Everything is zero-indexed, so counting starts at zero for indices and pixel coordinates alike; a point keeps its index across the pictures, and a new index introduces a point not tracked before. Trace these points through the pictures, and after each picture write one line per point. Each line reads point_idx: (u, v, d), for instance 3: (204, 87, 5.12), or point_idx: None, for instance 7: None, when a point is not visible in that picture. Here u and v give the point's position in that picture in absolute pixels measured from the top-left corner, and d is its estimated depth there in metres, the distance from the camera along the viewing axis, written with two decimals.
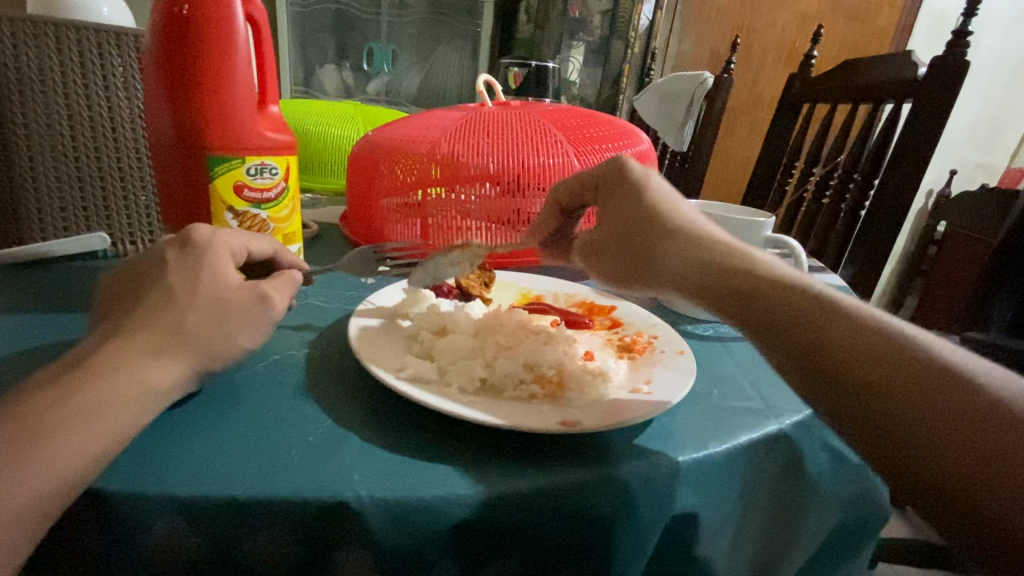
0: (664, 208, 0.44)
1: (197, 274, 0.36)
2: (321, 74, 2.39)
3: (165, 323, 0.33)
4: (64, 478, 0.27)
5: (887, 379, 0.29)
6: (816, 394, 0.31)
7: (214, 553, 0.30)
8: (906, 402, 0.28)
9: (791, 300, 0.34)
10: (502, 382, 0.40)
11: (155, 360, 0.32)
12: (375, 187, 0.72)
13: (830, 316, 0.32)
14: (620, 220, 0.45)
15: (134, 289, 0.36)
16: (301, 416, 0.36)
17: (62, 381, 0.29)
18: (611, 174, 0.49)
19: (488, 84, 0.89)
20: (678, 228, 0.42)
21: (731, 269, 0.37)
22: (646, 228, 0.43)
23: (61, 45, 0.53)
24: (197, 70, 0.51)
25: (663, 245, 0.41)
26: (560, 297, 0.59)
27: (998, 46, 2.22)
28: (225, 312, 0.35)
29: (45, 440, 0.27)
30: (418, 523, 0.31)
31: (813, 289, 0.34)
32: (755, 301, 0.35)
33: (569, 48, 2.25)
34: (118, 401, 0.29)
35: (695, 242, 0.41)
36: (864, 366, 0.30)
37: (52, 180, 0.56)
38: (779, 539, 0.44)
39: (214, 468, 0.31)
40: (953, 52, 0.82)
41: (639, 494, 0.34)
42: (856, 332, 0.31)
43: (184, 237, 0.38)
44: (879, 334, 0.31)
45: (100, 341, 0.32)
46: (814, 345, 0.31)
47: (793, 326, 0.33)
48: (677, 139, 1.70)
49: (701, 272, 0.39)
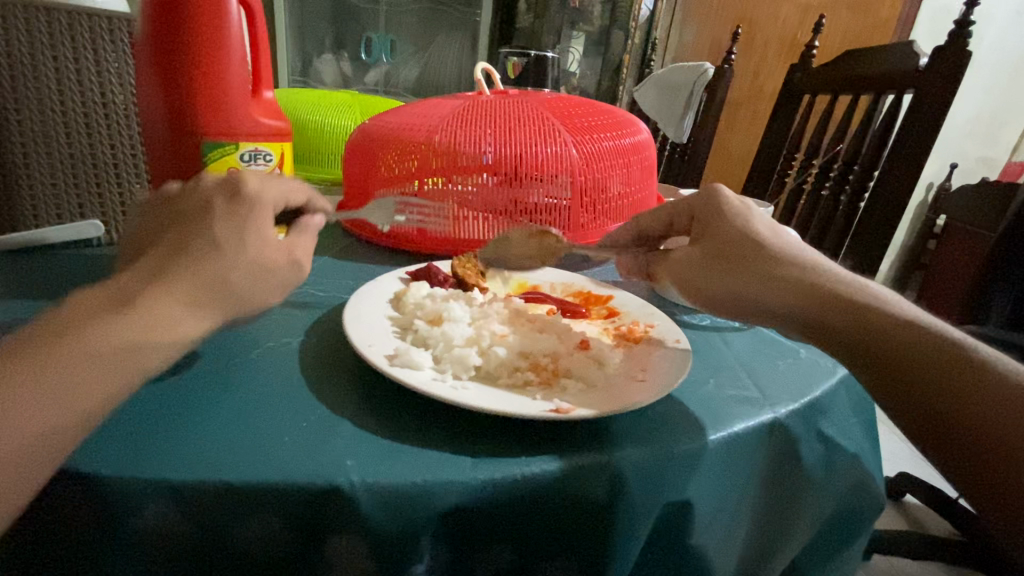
0: (773, 237, 0.44)
1: (246, 231, 0.35)
2: (320, 64, 2.37)
3: (206, 273, 0.32)
4: (81, 411, 0.27)
5: (987, 416, 0.33)
6: (945, 452, 0.34)
7: (204, 538, 0.30)
8: (1017, 449, 0.32)
9: (910, 345, 0.36)
10: (496, 369, 0.40)
11: (185, 306, 0.31)
12: (372, 176, 0.71)
13: (949, 364, 0.35)
14: (721, 243, 0.44)
15: (170, 229, 0.35)
16: (293, 402, 0.36)
17: (92, 317, 0.29)
18: (704, 203, 0.48)
19: (489, 73, 0.87)
20: (791, 257, 0.42)
21: (845, 307, 0.39)
22: (754, 253, 0.42)
23: (53, 29, 0.53)
24: (189, 57, 0.51)
25: (774, 270, 0.41)
26: (557, 287, 0.58)
27: (1001, 39, 2.21)
28: (268, 271, 0.35)
29: (78, 367, 0.27)
30: (410, 509, 0.31)
31: (931, 335, 0.37)
32: (873, 345, 0.37)
33: (569, 38, 2.24)
34: (145, 342, 0.29)
35: (804, 280, 0.40)
36: (977, 412, 0.33)
37: (45, 166, 0.56)
38: (774, 529, 0.45)
39: (206, 454, 0.30)
40: (954, 42, 0.81)
41: (633, 482, 0.34)
42: (973, 382, 0.34)
43: (233, 184, 0.37)
44: (996, 382, 0.34)
45: (127, 279, 0.31)
46: (920, 381, 0.35)
47: (919, 378, 0.35)
48: (677, 132, 1.67)
49: (819, 314, 0.39)
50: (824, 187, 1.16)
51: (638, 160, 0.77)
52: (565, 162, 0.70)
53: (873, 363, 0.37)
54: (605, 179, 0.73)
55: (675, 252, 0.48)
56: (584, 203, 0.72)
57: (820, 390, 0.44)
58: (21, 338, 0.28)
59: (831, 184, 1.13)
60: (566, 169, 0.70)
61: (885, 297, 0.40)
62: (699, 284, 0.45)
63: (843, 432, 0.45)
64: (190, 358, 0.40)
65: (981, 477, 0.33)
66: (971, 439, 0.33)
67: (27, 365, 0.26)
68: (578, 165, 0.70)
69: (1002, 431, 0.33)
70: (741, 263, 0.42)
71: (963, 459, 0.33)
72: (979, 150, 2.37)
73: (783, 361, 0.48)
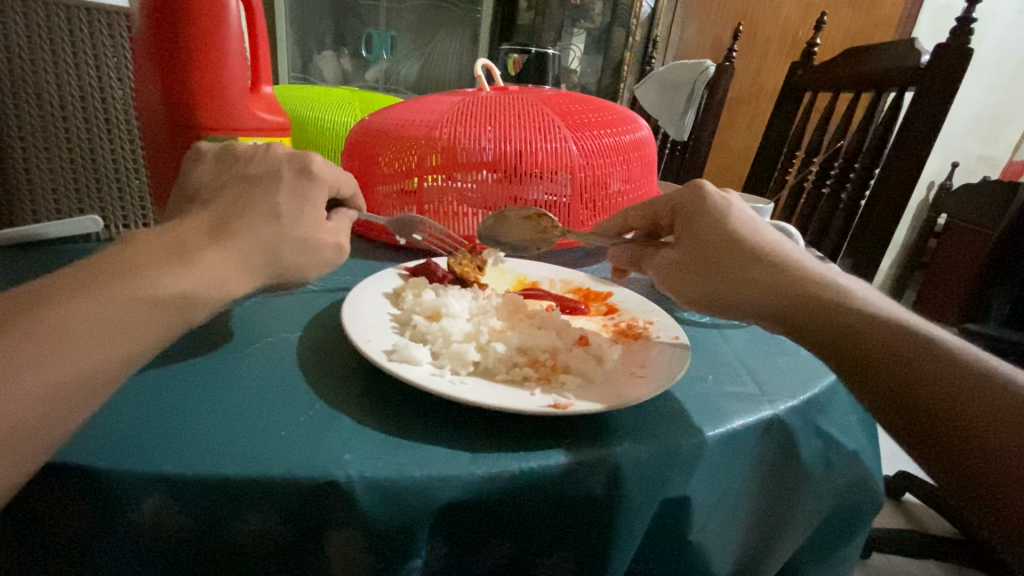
0: (746, 231, 0.45)
1: (304, 207, 0.40)
2: (320, 60, 2.36)
3: (265, 240, 0.37)
4: (143, 345, 0.30)
5: (949, 398, 0.32)
6: (912, 437, 0.33)
7: (202, 531, 0.30)
8: (973, 429, 0.31)
9: (873, 328, 0.36)
10: (494, 365, 0.40)
11: (241, 264, 0.35)
12: (372, 172, 0.72)
13: (912, 347, 0.35)
14: (697, 242, 0.46)
15: (233, 191, 0.39)
16: (291, 397, 0.36)
17: (160, 261, 0.32)
18: (686, 199, 0.49)
19: (489, 70, 0.85)
20: (763, 250, 0.43)
21: (810, 297, 0.39)
22: (725, 250, 0.44)
23: (52, 24, 0.53)
24: (189, 53, 0.51)
25: (743, 264, 0.43)
26: (556, 284, 0.58)
27: (1004, 37, 2.20)
28: (315, 248, 0.40)
29: (149, 302, 0.30)
30: (408, 502, 0.30)
31: (894, 324, 0.36)
32: (833, 326, 0.37)
33: (570, 35, 2.23)
34: (207, 289, 0.32)
35: (777, 274, 0.41)
36: (939, 390, 0.33)
37: (44, 163, 0.56)
38: (772, 526, 0.45)
39: (202, 448, 0.30)
40: (957, 39, 0.81)
41: (630, 478, 0.34)
42: (935, 364, 0.33)
43: (305, 160, 0.42)
44: (960, 365, 0.33)
45: (190, 232, 0.35)
46: (882, 366, 0.35)
47: (882, 362, 0.35)
48: (679, 130, 1.66)
49: (783, 303, 0.40)
50: (825, 185, 1.15)
51: (638, 156, 0.77)
52: (565, 159, 0.70)
53: (834, 345, 0.37)
54: (605, 176, 0.73)
55: (661, 254, 0.51)
56: (583, 200, 0.72)
57: (819, 386, 0.44)
58: (101, 266, 0.31)
59: (831, 182, 1.13)
60: (566, 165, 0.70)
61: (855, 290, 0.40)
62: (678, 284, 0.48)
63: (842, 429, 0.45)
64: (189, 353, 0.39)
65: (945, 456, 0.31)
66: (934, 417, 0.32)
67: (104, 292, 0.29)
68: (577, 162, 0.70)
69: (963, 410, 0.32)
70: (714, 260, 0.45)
71: (926, 438, 0.32)
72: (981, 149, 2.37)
73: (783, 358, 0.48)
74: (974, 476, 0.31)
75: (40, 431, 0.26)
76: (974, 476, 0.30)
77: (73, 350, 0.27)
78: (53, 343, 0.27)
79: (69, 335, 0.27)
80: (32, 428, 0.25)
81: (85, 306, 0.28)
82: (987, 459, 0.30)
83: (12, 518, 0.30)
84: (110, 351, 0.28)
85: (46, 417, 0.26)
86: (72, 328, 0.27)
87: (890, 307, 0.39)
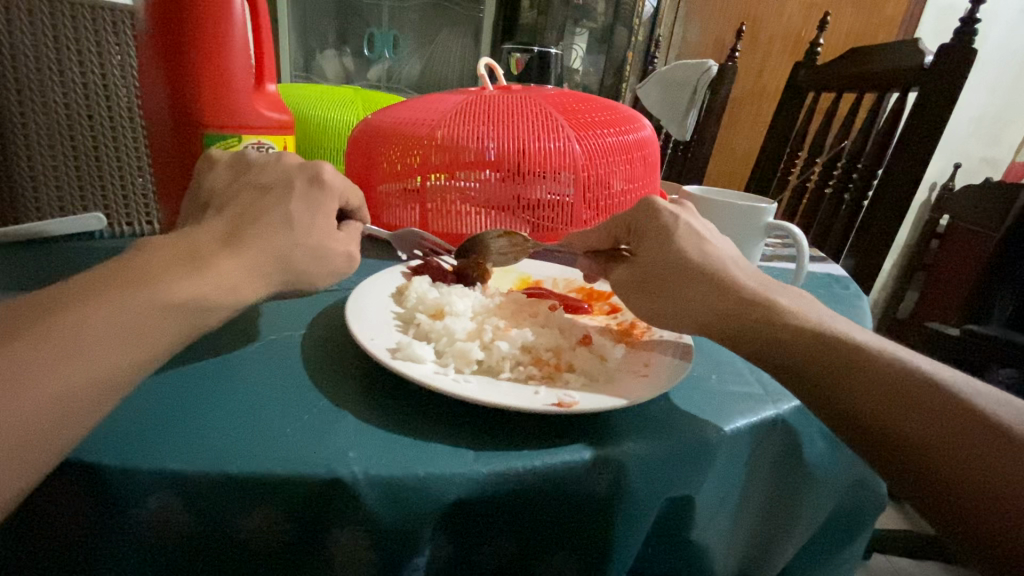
0: (697, 252, 0.44)
1: (316, 215, 0.40)
2: (323, 59, 2.35)
3: (277, 248, 0.37)
4: (154, 351, 0.30)
5: (899, 417, 0.33)
6: (878, 457, 0.34)
7: (209, 528, 0.30)
8: (933, 446, 0.31)
9: (831, 352, 0.36)
10: (498, 364, 0.40)
11: (249, 267, 0.35)
12: (374, 171, 0.72)
13: (872, 372, 0.35)
14: (651, 259, 0.45)
15: (244, 196, 0.39)
16: (298, 395, 0.36)
17: (172, 268, 0.32)
18: (641, 217, 0.48)
19: (489, 68, 0.84)
20: (717, 270, 0.43)
21: (759, 316, 0.39)
22: (681, 269, 0.43)
23: (56, 22, 0.53)
24: (195, 51, 0.51)
25: (700, 286, 0.42)
26: (559, 283, 0.58)
27: (1007, 38, 2.20)
28: (323, 255, 0.40)
29: (157, 309, 0.30)
30: (413, 500, 0.30)
31: (844, 345, 0.36)
32: (791, 353, 0.37)
33: (573, 35, 2.24)
34: (217, 295, 0.32)
35: (726, 294, 0.41)
36: (902, 415, 0.33)
37: (48, 160, 0.56)
38: (776, 524, 0.44)
39: (206, 445, 0.30)
40: (961, 39, 0.81)
41: (633, 476, 0.34)
42: (896, 388, 0.34)
43: (316, 170, 0.42)
44: (919, 387, 0.33)
45: (204, 240, 0.35)
46: (837, 389, 0.35)
47: (834, 384, 0.35)
48: (682, 130, 1.65)
49: (732, 324, 0.40)
50: (829, 186, 1.15)
51: (641, 155, 0.77)
52: (568, 157, 0.70)
53: (795, 376, 0.37)
54: (608, 175, 0.72)
55: (615, 269, 0.48)
56: (586, 199, 0.72)
57: None
58: (108, 272, 0.31)
59: (835, 182, 1.12)
60: (568, 164, 0.70)
61: (811, 310, 0.40)
62: (627, 301, 0.45)
63: None
64: (196, 351, 0.39)
65: (921, 481, 0.32)
66: (903, 443, 0.32)
67: (116, 299, 0.29)
68: (580, 161, 0.70)
69: (930, 435, 0.32)
70: (668, 280, 0.43)
71: (900, 467, 0.32)
72: (984, 150, 2.36)
73: None
74: (941, 500, 0.31)
75: (52, 439, 0.26)
76: (950, 502, 0.31)
77: (84, 357, 0.27)
78: (65, 350, 0.27)
79: (82, 342, 0.27)
80: (45, 435, 0.25)
81: (98, 312, 0.28)
82: (960, 484, 0.30)
83: (18, 516, 0.30)
84: (120, 358, 0.28)
85: (59, 424, 0.26)
86: (85, 335, 0.27)
87: (844, 324, 0.39)
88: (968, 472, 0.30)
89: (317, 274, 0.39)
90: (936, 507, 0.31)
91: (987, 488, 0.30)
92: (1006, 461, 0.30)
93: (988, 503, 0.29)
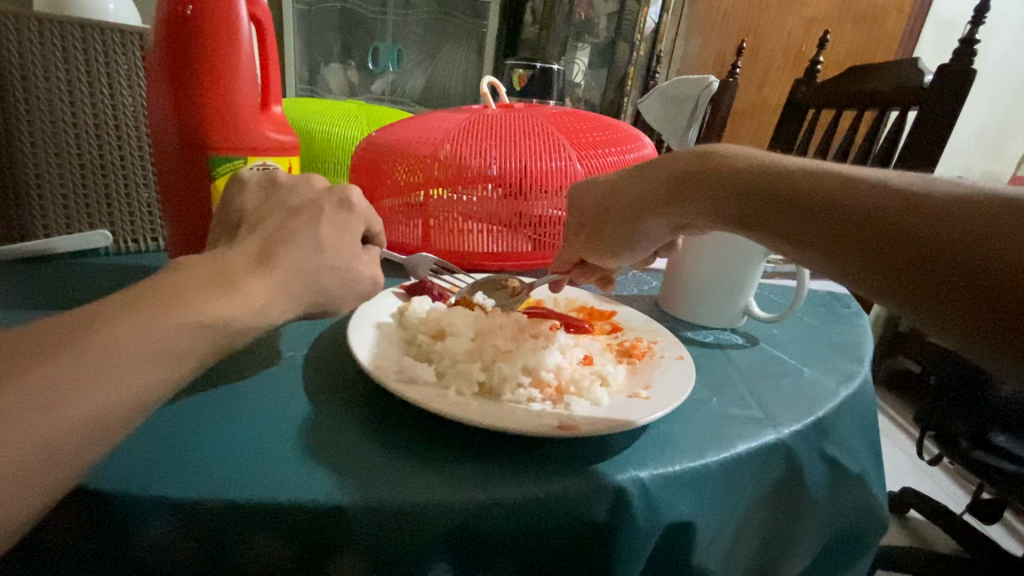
0: (643, 165, 0.47)
1: (343, 238, 0.41)
2: (326, 71, 2.36)
3: (302, 269, 0.37)
4: (178, 373, 0.29)
5: (854, 210, 0.31)
6: (847, 254, 0.31)
7: (208, 556, 0.30)
8: (892, 226, 0.30)
9: (804, 176, 0.34)
10: (500, 385, 0.40)
11: (268, 284, 0.35)
12: (376, 187, 0.72)
13: (841, 187, 0.32)
14: (604, 198, 0.49)
15: (273, 218, 0.39)
16: (303, 421, 0.36)
17: (201, 288, 0.32)
18: (585, 186, 0.52)
19: (494, 89, 0.83)
20: (662, 159, 0.45)
21: (706, 171, 0.40)
22: (627, 193, 0.47)
23: (66, 44, 0.53)
24: (203, 76, 0.52)
25: (651, 182, 0.44)
26: (560, 302, 0.59)
27: (1006, 54, 2.21)
28: (349, 278, 0.40)
29: (181, 324, 0.29)
30: (412, 526, 0.31)
31: (786, 171, 0.36)
32: (746, 192, 0.37)
33: (575, 49, 2.27)
34: (245, 316, 0.32)
35: (677, 172, 0.42)
36: (879, 211, 0.30)
37: (54, 177, 0.57)
38: (777, 548, 0.44)
39: (212, 473, 0.31)
40: (961, 59, 0.82)
41: (635, 503, 0.34)
42: (867, 192, 0.31)
43: (344, 195, 0.43)
44: (873, 180, 0.32)
45: (229, 258, 0.35)
46: (786, 206, 0.34)
47: (781, 204, 0.35)
48: (683, 144, 1.67)
49: (688, 187, 0.41)
50: None
51: None
52: (569, 175, 0.71)
53: (768, 206, 0.36)
54: None
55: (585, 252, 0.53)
56: None
57: (824, 409, 0.44)
58: (136, 292, 0.30)
59: None
60: (570, 182, 0.70)
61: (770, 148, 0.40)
62: (614, 252, 0.50)
63: (846, 453, 0.46)
64: (206, 374, 0.40)
65: (892, 263, 0.29)
66: (886, 230, 0.30)
67: (146, 318, 0.29)
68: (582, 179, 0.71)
69: (891, 216, 0.30)
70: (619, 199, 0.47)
71: (874, 252, 0.30)
72: (985, 165, 2.37)
73: (785, 380, 0.48)
74: (919, 277, 0.28)
75: (79, 454, 0.26)
76: (926, 270, 0.28)
77: (109, 379, 0.27)
78: (93, 370, 0.26)
79: (110, 363, 0.27)
80: (67, 454, 0.25)
81: (122, 333, 0.28)
82: (938, 252, 0.28)
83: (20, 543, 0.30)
84: (147, 380, 0.28)
85: (85, 441, 0.26)
86: (111, 358, 0.27)
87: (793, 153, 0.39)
88: (936, 242, 0.28)
89: (339, 296, 0.40)
90: (903, 283, 0.29)
91: (959, 252, 0.27)
92: (979, 213, 0.27)
93: (968, 267, 0.27)
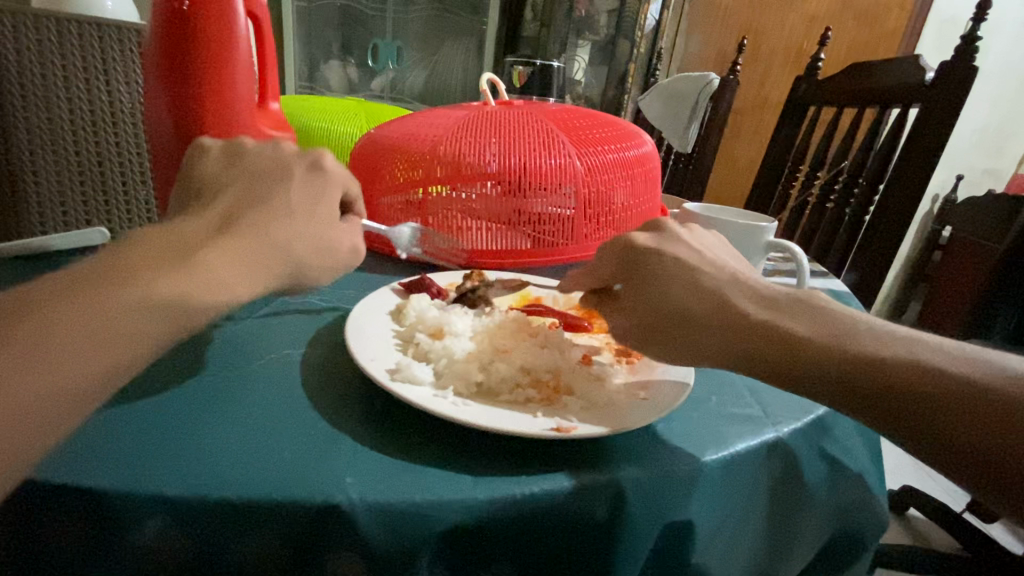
0: (700, 284, 0.39)
1: (317, 203, 0.41)
2: (326, 68, 2.35)
3: (277, 243, 0.37)
4: (128, 353, 0.29)
5: (948, 419, 0.33)
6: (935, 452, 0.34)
7: (202, 554, 0.30)
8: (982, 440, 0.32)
9: (887, 370, 0.35)
10: (498, 386, 0.40)
11: (248, 272, 0.34)
12: (375, 185, 0.72)
13: (927, 392, 0.34)
14: (649, 315, 0.40)
15: (243, 186, 0.39)
16: (296, 418, 0.36)
17: (157, 264, 0.31)
18: (624, 262, 0.42)
19: (494, 85, 0.82)
20: (724, 294, 0.39)
21: (788, 344, 0.37)
22: (688, 313, 0.38)
23: (62, 39, 0.53)
24: (198, 70, 0.52)
25: (716, 321, 0.38)
26: (559, 299, 0.58)
27: (1007, 51, 2.21)
28: (329, 249, 0.41)
29: (130, 304, 0.29)
30: (409, 526, 0.31)
31: (876, 362, 0.35)
32: (840, 382, 0.35)
33: (575, 46, 2.26)
34: (204, 293, 0.31)
35: (750, 327, 0.37)
36: (977, 425, 0.33)
37: (52, 174, 0.56)
38: (777, 548, 0.44)
39: (201, 469, 0.30)
40: (961, 56, 0.81)
41: (633, 501, 0.34)
42: (961, 402, 0.33)
43: (316, 157, 0.43)
44: (960, 385, 0.34)
45: (193, 229, 0.34)
46: (880, 405, 0.35)
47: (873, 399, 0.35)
48: (683, 142, 1.66)
49: (767, 353, 0.37)
50: (830, 200, 1.16)
51: (642, 172, 0.77)
52: (568, 173, 0.70)
53: (862, 398, 0.35)
54: (609, 191, 0.73)
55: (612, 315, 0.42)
56: (587, 215, 0.72)
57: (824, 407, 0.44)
58: (95, 268, 0.31)
59: (835, 197, 1.12)
60: (569, 180, 0.70)
61: (835, 311, 0.38)
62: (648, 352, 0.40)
63: (846, 451, 0.45)
64: (199, 372, 0.40)
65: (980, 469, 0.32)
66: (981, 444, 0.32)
67: (94, 296, 0.29)
68: (582, 177, 0.71)
69: (984, 432, 0.32)
70: (690, 334, 0.38)
71: (964, 461, 0.33)
72: (985, 163, 2.36)
73: None
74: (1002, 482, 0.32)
75: (24, 448, 0.26)
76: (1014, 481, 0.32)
77: (51, 356, 0.27)
78: (33, 346, 0.26)
79: (51, 337, 0.27)
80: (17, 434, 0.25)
81: (68, 311, 0.28)
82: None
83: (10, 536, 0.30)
84: (93, 361, 0.28)
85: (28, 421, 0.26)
86: (51, 334, 0.27)
87: (860, 321, 0.38)
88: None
89: None
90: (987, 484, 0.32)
91: None
92: None
93: None
